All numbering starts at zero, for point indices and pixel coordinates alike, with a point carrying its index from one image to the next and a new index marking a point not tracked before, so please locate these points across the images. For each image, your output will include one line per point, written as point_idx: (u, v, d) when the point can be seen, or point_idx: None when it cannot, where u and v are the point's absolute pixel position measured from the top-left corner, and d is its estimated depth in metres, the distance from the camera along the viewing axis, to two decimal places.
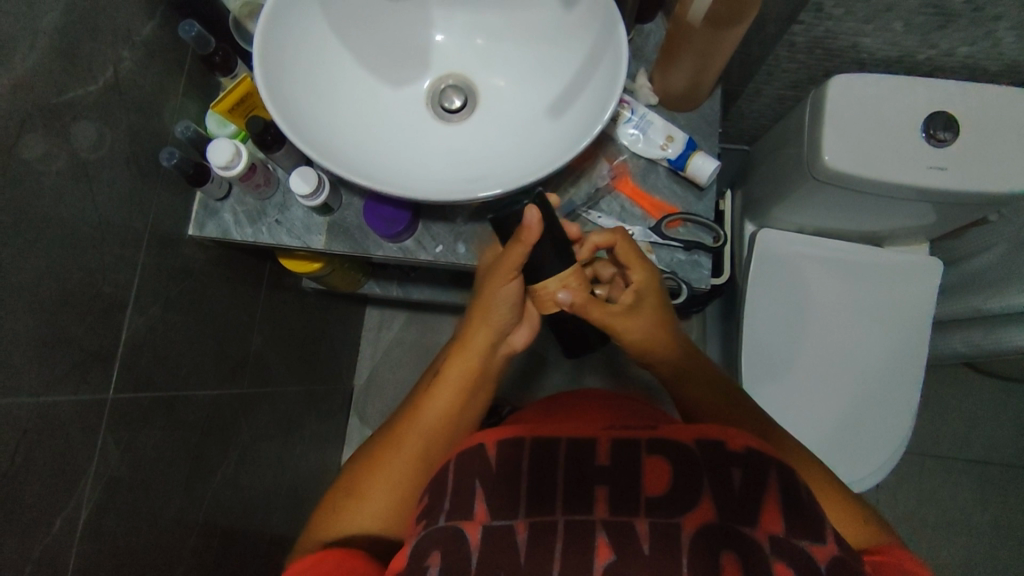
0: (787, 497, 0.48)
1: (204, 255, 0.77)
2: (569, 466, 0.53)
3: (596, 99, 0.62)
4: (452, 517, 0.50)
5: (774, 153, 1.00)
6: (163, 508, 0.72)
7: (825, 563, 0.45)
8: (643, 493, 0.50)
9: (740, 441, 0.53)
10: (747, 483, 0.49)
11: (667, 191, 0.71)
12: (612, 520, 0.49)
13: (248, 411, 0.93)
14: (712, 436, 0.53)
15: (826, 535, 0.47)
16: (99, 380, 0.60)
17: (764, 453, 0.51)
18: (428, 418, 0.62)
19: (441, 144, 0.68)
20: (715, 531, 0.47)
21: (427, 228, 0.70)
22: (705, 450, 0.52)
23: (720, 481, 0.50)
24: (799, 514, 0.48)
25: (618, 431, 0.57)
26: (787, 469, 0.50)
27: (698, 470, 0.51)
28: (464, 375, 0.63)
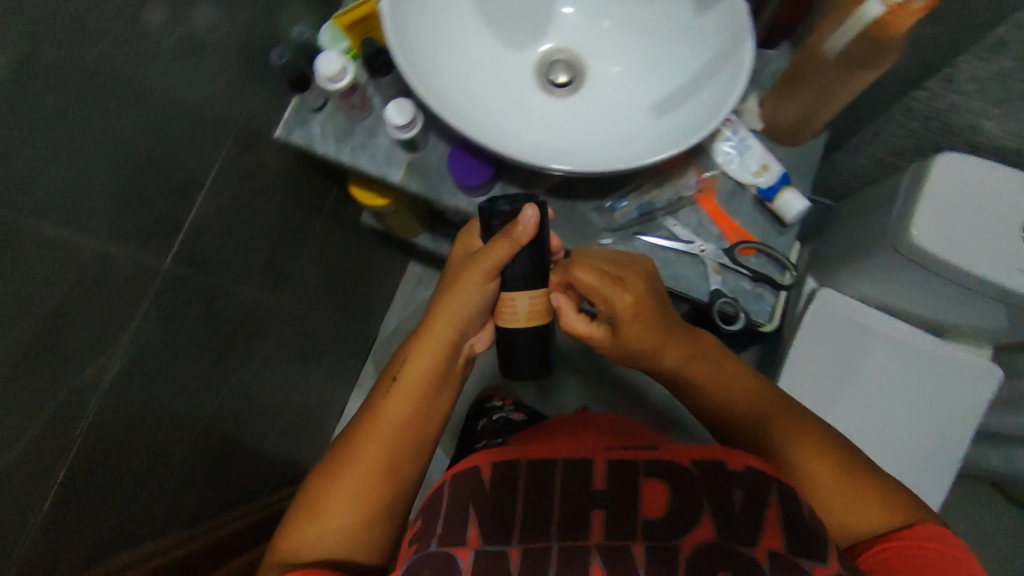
0: (788, 520, 0.48)
1: (282, 162, 0.79)
2: (565, 486, 0.54)
3: (703, 109, 0.61)
4: (444, 543, 0.51)
5: (858, 215, 0.96)
6: (179, 387, 0.74)
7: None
8: (641, 514, 0.50)
9: (740, 462, 0.53)
10: (747, 504, 0.50)
11: (749, 219, 0.69)
12: (609, 544, 0.49)
13: (280, 324, 0.96)
14: (713, 457, 0.54)
15: (828, 556, 0.46)
16: (160, 248, 0.62)
17: (764, 473, 0.52)
18: (384, 429, 0.62)
19: (538, 113, 0.68)
20: (713, 552, 0.47)
21: (503, 191, 0.70)
22: (706, 473, 0.53)
23: (721, 501, 0.50)
24: (799, 535, 0.48)
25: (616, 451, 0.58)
26: (788, 491, 0.51)
27: (698, 491, 0.51)
28: (425, 372, 0.64)
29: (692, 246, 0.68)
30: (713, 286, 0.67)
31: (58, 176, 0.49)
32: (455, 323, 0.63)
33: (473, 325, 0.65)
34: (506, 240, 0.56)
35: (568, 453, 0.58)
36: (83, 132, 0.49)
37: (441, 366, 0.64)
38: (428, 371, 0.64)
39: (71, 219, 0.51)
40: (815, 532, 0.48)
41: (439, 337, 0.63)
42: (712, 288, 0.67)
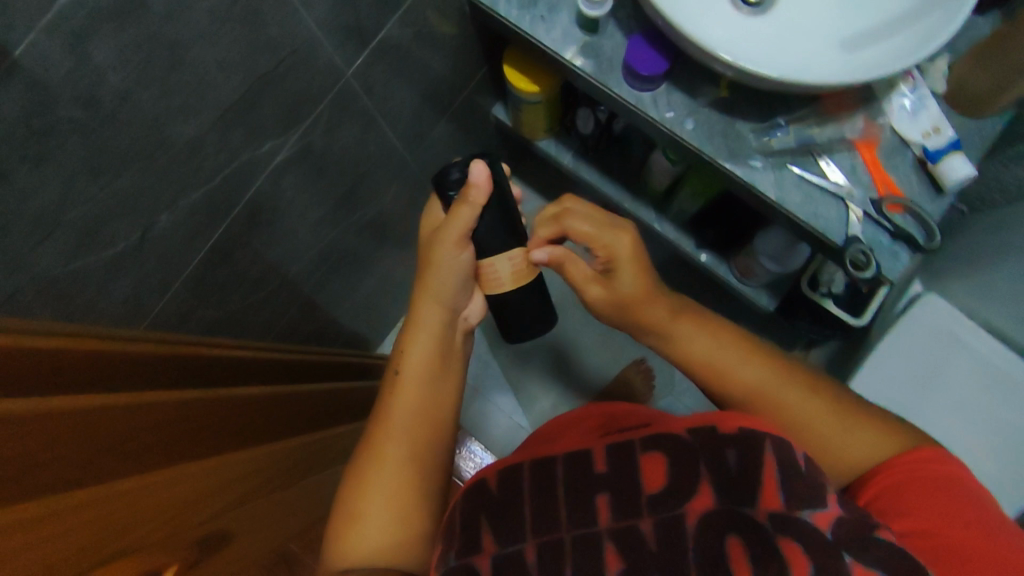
0: (785, 472, 0.49)
1: (458, 18, 0.81)
2: (568, 477, 0.56)
3: (908, 44, 0.61)
4: (463, 556, 0.52)
5: (996, 227, 0.93)
6: (314, 200, 0.80)
7: (832, 529, 0.46)
8: (644, 492, 0.52)
9: (731, 424, 0.54)
10: (743, 467, 0.51)
11: (904, 177, 0.68)
12: (618, 528, 0.51)
13: (400, 183, 1.01)
14: (705, 424, 0.56)
15: (829, 501, 0.48)
16: (350, 57, 0.66)
17: (755, 432, 0.53)
18: (395, 418, 0.65)
19: (726, 21, 0.68)
20: (716, 518, 0.49)
21: (668, 92, 0.71)
22: (700, 439, 0.54)
23: (718, 465, 0.51)
24: (800, 485, 0.48)
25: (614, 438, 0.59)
26: (783, 441, 0.52)
27: (695, 458, 0.53)
28: (428, 356, 0.69)
29: (841, 188, 0.68)
30: (851, 232, 0.67)
31: None
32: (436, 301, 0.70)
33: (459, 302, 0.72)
34: (466, 204, 0.65)
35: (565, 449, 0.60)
36: None
37: (438, 342, 0.70)
38: (429, 354, 0.69)
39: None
40: (813, 478, 0.49)
41: (427, 317, 0.70)
42: (849, 233, 0.67)
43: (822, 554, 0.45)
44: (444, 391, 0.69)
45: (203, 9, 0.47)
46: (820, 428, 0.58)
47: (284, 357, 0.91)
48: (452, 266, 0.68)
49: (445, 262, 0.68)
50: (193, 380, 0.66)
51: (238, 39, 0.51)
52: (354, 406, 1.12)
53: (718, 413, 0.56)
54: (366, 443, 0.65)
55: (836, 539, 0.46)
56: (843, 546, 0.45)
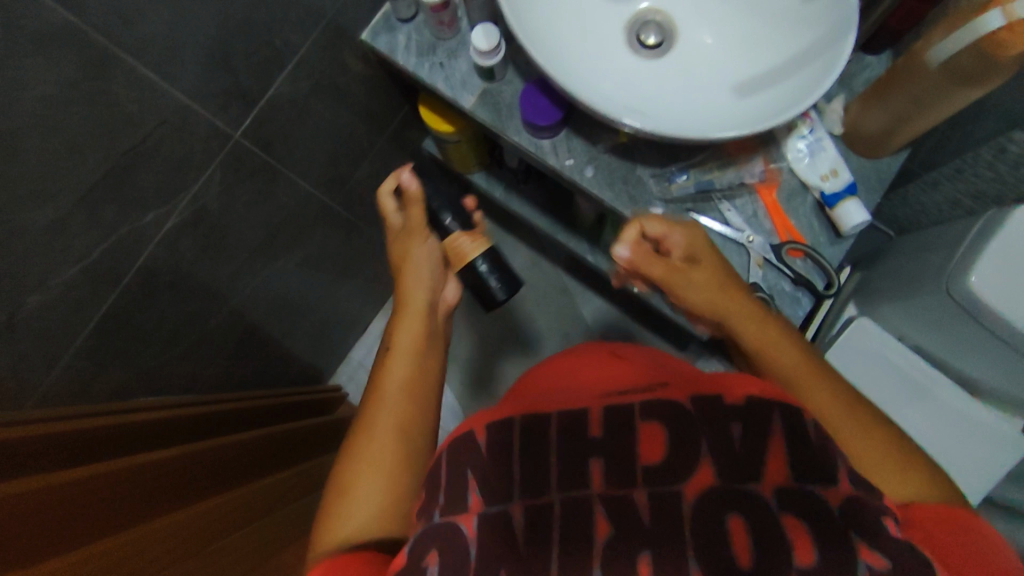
0: (792, 442, 0.46)
1: (360, 65, 0.80)
2: (562, 437, 0.51)
3: (793, 92, 0.60)
4: (447, 513, 0.47)
5: (917, 250, 0.93)
6: (226, 259, 0.78)
7: (842, 507, 0.43)
8: (641, 462, 0.47)
9: (739, 394, 0.51)
10: (748, 440, 0.46)
11: (803, 221, 0.68)
12: (610, 495, 0.46)
13: (326, 226, 0.99)
14: (710, 394, 0.52)
15: (838, 479, 0.45)
16: (235, 118, 0.65)
17: (765, 400, 0.49)
18: (389, 392, 0.60)
19: (621, 69, 0.68)
20: (716, 493, 0.44)
21: (568, 139, 0.71)
22: (703, 409, 0.50)
23: (721, 439, 0.47)
24: (805, 464, 0.45)
25: (610, 399, 0.54)
26: (781, 416, 0.48)
27: (697, 429, 0.48)
28: (416, 338, 0.64)
29: (741, 235, 0.68)
30: (752, 278, 0.67)
31: (157, 22, 0.51)
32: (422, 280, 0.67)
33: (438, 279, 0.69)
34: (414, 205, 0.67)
35: (560, 405, 0.55)
36: None
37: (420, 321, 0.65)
38: (417, 334, 0.64)
39: (160, 68, 0.53)
40: (822, 458, 0.45)
41: (415, 299, 0.66)
42: (751, 280, 0.67)
43: (829, 535, 0.41)
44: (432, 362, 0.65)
45: (42, 94, 0.46)
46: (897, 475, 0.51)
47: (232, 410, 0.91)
48: (422, 253, 0.69)
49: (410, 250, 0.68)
50: (139, 447, 0.67)
51: (90, 115, 0.50)
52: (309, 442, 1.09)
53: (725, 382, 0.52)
54: (362, 422, 0.59)
55: (843, 520, 0.42)
56: (848, 528, 0.42)
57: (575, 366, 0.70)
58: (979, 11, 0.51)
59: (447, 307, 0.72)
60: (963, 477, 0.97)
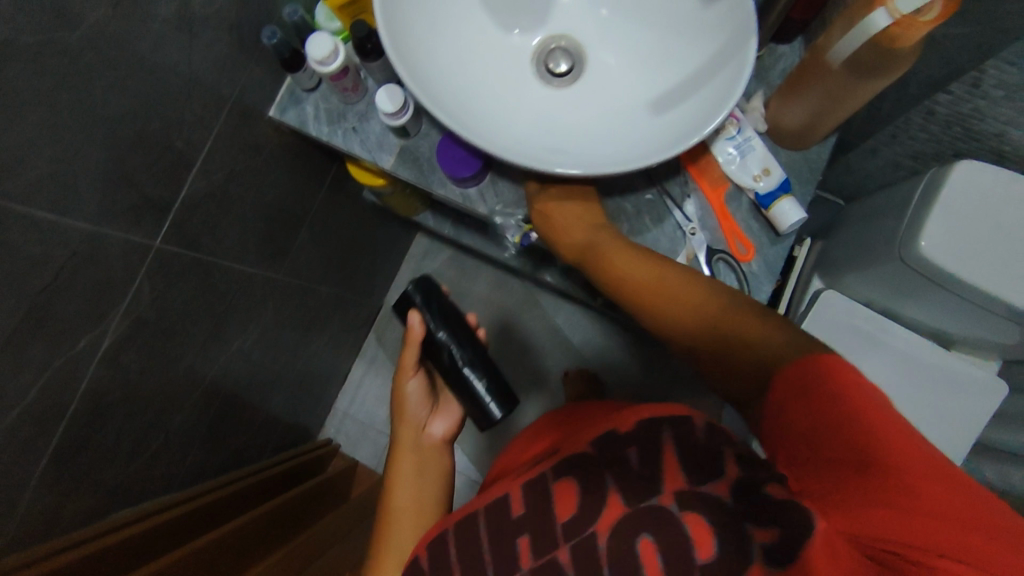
0: (680, 449, 0.45)
1: (277, 139, 0.78)
2: (489, 525, 0.52)
3: (706, 104, 0.59)
4: None
5: (870, 217, 0.93)
6: (176, 360, 0.76)
7: (732, 494, 0.41)
8: (558, 523, 0.47)
9: (632, 420, 0.50)
10: (645, 459, 0.46)
11: (743, 224, 0.67)
12: (539, 566, 0.46)
13: (277, 296, 0.97)
14: (608, 431, 0.51)
15: (725, 467, 0.43)
16: (151, 228, 0.63)
17: (654, 419, 0.48)
18: (392, 511, 0.68)
19: (535, 104, 0.67)
20: (625, 522, 0.43)
21: (494, 183, 0.70)
22: (605, 448, 0.49)
23: (621, 468, 0.46)
24: (698, 458, 0.44)
25: (526, 475, 0.55)
26: (681, 420, 0.47)
27: (602, 470, 0.47)
28: (409, 465, 0.72)
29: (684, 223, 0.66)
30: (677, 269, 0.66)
31: (44, 161, 0.49)
32: (408, 419, 0.77)
33: (421, 415, 0.78)
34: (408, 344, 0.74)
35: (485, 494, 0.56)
36: (71, 112, 0.50)
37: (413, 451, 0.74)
38: (411, 462, 0.73)
39: (58, 204, 0.52)
40: (712, 450, 0.44)
41: (403, 433, 0.76)
42: None
43: (727, 528, 0.39)
44: (427, 485, 0.71)
45: None
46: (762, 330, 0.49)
47: (220, 497, 0.90)
48: (408, 393, 0.77)
49: (404, 389, 0.77)
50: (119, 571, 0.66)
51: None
52: (305, 509, 1.08)
53: (621, 414, 0.52)
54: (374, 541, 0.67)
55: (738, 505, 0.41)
56: (745, 513, 0.40)
57: (523, 449, 0.74)
58: (867, 7, 0.50)
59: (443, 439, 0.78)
60: (952, 432, 0.98)
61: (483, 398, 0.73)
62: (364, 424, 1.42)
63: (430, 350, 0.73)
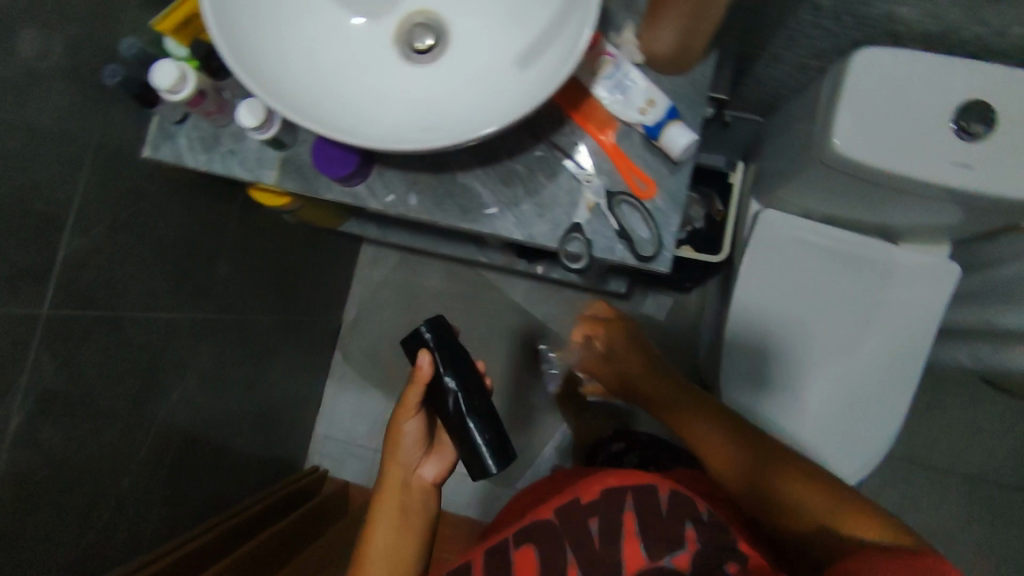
0: (642, 517, 0.59)
1: (161, 177, 0.76)
2: None
3: (566, 47, 0.57)
4: None
5: (790, 126, 0.91)
6: (108, 424, 0.74)
7: (686, 567, 0.56)
8: None
9: (593, 491, 0.62)
10: (603, 535, 0.59)
11: (640, 160, 0.64)
12: None
13: (212, 336, 0.95)
14: (569, 496, 0.63)
15: (683, 543, 0.57)
16: (32, 297, 0.61)
17: (614, 489, 0.61)
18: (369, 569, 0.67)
19: (405, 86, 0.64)
20: None
21: (380, 174, 0.67)
22: (562, 518, 0.61)
23: (582, 548, 0.59)
24: (656, 538, 0.58)
25: (488, 544, 0.65)
26: (643, 491, 0.61)
27: (559, 539, 0.60)
28: (392, 516, 0.71)
29: (578, 172, 0.64)
30: (578, 219, 0.64)
31: None
32: (399, 461, 0.74)
33: (414, 457, 0.74)
34: (413, 387, 0.69)
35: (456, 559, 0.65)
36: None
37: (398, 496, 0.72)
38: (394, 509, 0.71)
39: None
40: (665, 527, 0.58)
41: (391, 476, 0.73)
42: (574, 221, 0.64)
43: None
44: (406, 539, 0.70)
45: None
46: (767, 447, 0.69)
47: (196, 549, 0.89)
48: (408, 434, 0.73)
49: (401, 429, 0.72)
50: None
51: None
52: (295, 539, 1.07)
53: (577, 489, 0.63)
54: None
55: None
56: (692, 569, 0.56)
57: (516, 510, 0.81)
58: None
59: (428, 484, 0.75)
60: (912, 327, 0.97)
61: (483, 453, 0.67)
62: (348, 441, 1.41)
63: (434, 394, 0.69)
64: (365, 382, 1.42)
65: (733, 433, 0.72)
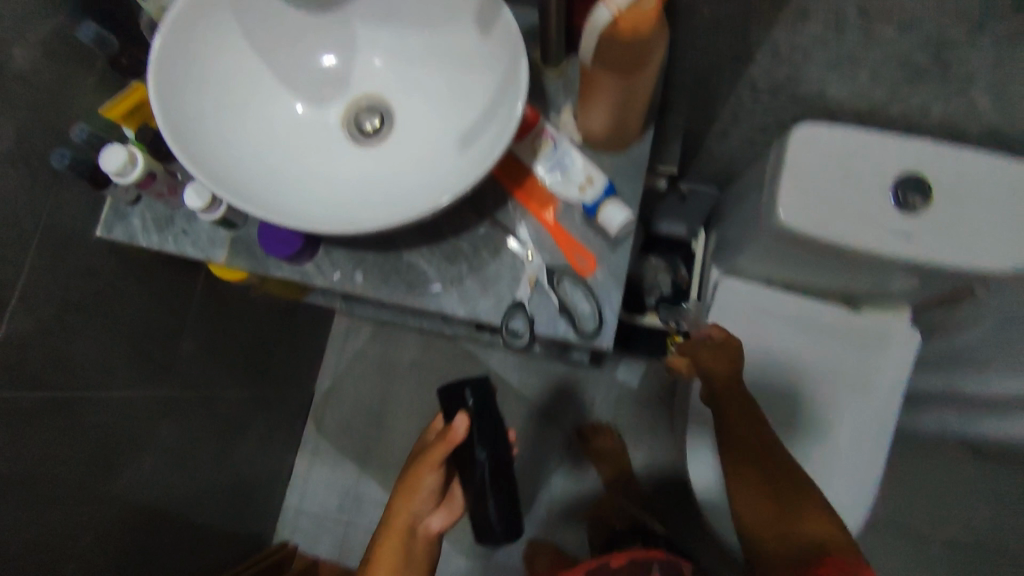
0: None
1: (117, 257, 0.76)
2: None
3: (499, 131, 0.59)
4: None
5: (743, 197, 0.93)
6: (48, 510, 0.72)
7: None
8: None
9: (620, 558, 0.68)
10: None
11: (581, 236, 0.65)
12: None
13: (171, 413, 0.93)
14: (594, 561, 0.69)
15: None
16: None
17: (642, 561, 0.67)
18: None
19: (350, 167, 0.65)
20: None
21: (328, 253, 0.68)
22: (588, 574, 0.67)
23: None
24: None
25: None
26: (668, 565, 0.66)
27: None
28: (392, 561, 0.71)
29: (520, 249, 0.66)
30: (519, 295, 0.65)
31: None
32: (411, 506, 0.75)
33: (426, 505, 0.76)
34: (442, 444, 0.73)
35: None
36: None
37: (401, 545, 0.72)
38: (394, 556, 0.71)
39: None
40: None
41: (399, 521, 0.74)
42: (516, 298, 0.65)
43: None
44: None
45: None
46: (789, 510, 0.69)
47: None
48: (425, 484, 0.75)
49: (421, 479, 0.75)
50: None
51: None
52: None
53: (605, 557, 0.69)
54: None
55: None
56: None
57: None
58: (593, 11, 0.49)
59: (431, 538, 0.74)
60: (878, 394, 0.96)
61: (493, 518, 0.77)
62: (319, 518, 1.36)
63: (461, 455, 0.75)
64: (336, 457, 1.38)
65: (790, 482, 0.72)
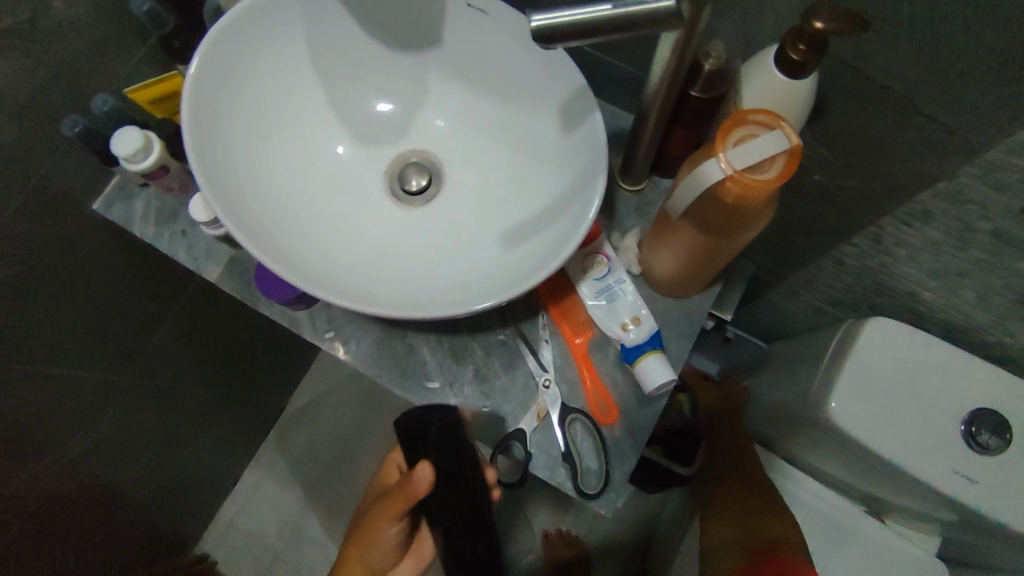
0: None
1: (109, 235, 0.69)
2: None
3: (550, 246, 0.51)
4: None
5: (789, 365, 0.84)
6: None
7: None
8: None
9: None
10: None
11: (610, 380, 0.57)
12: None
13: (122, 402, 0.84)
14: None
15: None
16: None
17: None
18: None
19: (378, 224, 0.58)
20: None
21: (327, 307, 0.60)
22: None
23: None
24: None
25: None
26: None
27: None
28: None
29: (537, 373, 0.57)
30: (523, 425, 0.56)
31: None
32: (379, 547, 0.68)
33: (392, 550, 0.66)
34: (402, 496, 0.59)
35: None
36: None
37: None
38: None
39: None
40: None
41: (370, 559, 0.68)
42: (518, 428, 0.56)
43: None
44: None
45: None
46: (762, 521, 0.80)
47: None
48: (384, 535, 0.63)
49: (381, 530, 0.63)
50: None
51: None
52: None
53: None
54: None
55: None
56: None
57: None
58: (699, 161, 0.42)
59: None
60: None
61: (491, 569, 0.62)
62: (247, 541, 1.24)
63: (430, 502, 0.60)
64: (287, 480, 1.27)
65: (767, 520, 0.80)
